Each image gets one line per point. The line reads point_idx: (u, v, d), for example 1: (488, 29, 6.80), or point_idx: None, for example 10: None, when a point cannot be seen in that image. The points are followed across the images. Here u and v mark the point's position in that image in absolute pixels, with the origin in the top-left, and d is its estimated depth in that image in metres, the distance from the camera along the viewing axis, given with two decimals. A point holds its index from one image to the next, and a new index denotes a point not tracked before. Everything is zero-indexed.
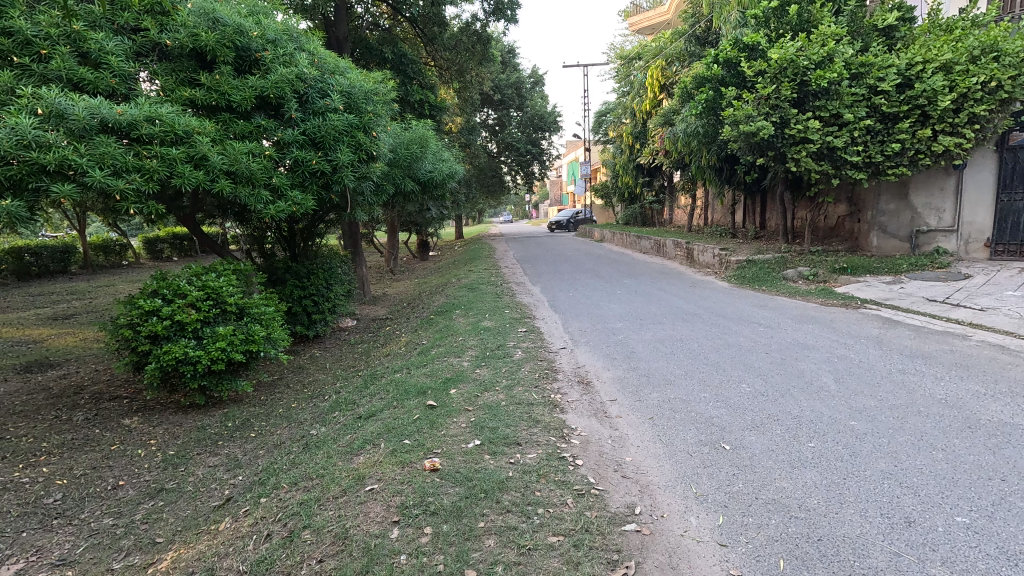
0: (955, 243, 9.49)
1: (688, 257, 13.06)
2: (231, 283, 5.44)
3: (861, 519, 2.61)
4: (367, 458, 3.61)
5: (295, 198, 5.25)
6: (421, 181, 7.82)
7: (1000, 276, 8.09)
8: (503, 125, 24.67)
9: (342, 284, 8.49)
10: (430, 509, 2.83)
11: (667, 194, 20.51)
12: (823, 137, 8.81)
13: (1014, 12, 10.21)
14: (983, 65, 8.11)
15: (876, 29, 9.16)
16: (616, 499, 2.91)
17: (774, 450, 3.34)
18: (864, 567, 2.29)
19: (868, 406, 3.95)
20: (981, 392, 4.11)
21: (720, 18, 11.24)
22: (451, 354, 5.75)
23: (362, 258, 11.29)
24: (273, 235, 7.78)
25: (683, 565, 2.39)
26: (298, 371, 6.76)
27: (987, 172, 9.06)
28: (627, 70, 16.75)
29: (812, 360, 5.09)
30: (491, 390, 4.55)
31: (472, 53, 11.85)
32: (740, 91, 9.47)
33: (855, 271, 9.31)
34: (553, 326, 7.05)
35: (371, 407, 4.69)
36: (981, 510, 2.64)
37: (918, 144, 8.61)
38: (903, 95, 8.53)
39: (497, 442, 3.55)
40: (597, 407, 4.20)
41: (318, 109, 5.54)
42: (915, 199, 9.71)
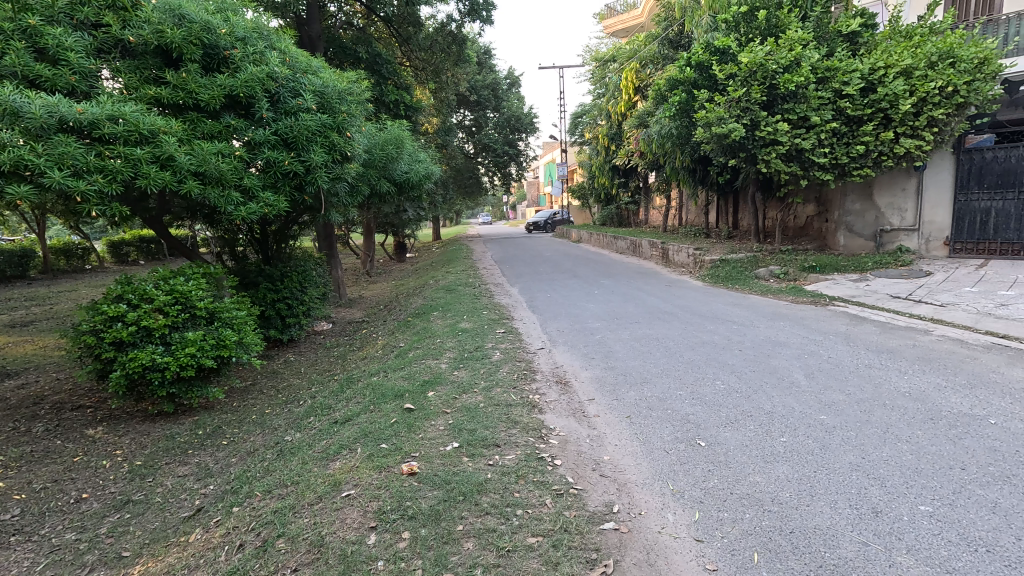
0: (917, 242, 9.84)
1: (664, 257, 13.25)
2: (201, 286, 5.28)
3: (831, 510, 2.68)
4: (343, 464, 3.55)
5: (267, 199, 5.15)
6: (396, 181, 7.76)
7: (958, 273, 8.44)
8: (479, 126, 24.65)
9: (317, 286, 8.35)
10: (408, 513, 2.80)
11: (642, 195, 20.80)
12: (791, 139, 9.07)
13: (968, 20, 10.61)
14: (941, 71, 8.44)
15: (841, 34, 9.43)
16: (594, 498, 2.92)
17: (748, 446, 3.40)
18: (835, 557, 2.35)
19: (836, 400, 4.07)
20: (943, 385, 4.27)
21: (692, 22, 11.44)
22: (429, 356, 5.71)
23: (338, 260, 11.13)
24: (245, 237, 7.61)
25: (660, 562, 2.41)
26: (272, 376, 6.62)
27: (946, 172, 9.42)
28: (602, 72, 16.90)
29: (784, 356, 5.22)
30: (470, 391, 4.54)
31: (448, 54, 11.79)
32: (712, 93, 9.66)
33: (823, 269, 9.60)
34: (531, 326, 7.08)
35: (348, 411, 4.63)
36: (943, 498, 2.73)
37: (881, 146, 8.92)
38: (867, 99, 8.82)
39: (476, 444, 3.53)
40: (575, 407, 4.23)
41: (290, 109, 5.43)
42: (879, 200, 10.08)
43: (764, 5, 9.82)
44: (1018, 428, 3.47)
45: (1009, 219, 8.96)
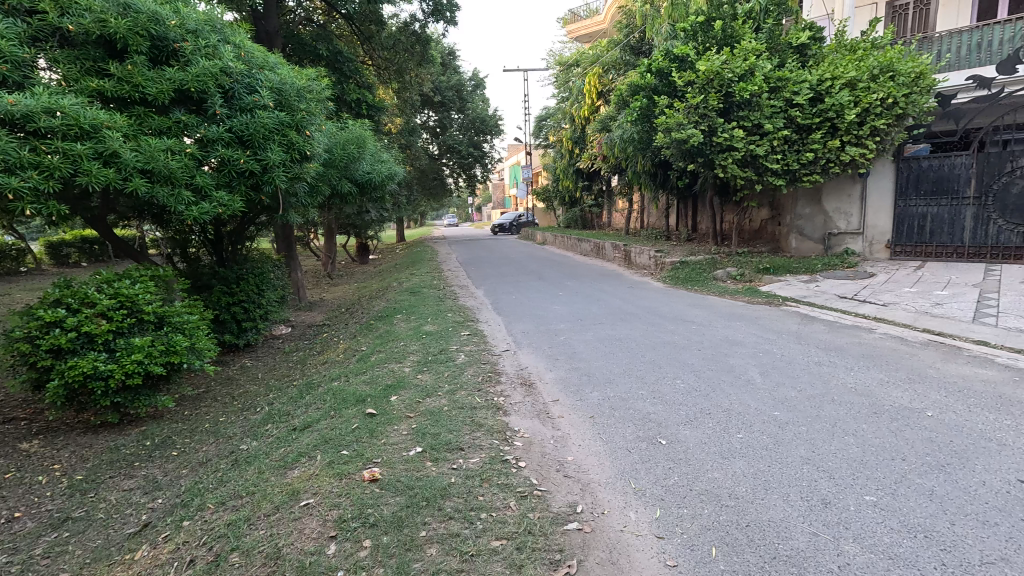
0: (861, 245, 10.40)
1: (626, 259, 13.51)
2: (149, 289, 5.02)
3: (784, 503, 2.79)
4: (302, 472, 3.44)
5: (221, 199, 4.95)
6: (358, 182, 7.62)
7: (899, 274, 8.94)
8: (444, 127, 24.52)
9: (275, 289, 8.08)
10: (369, 521, 2.74)
11: (605, 198, 21.18)
12: (746, 145, 9.41)
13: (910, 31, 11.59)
14: (882, 83, 8.94)
15: (791, 46, 9.86)
16: (558, 499, 2.94)
17: (707, 443, 3.50)
18: (788, 548, 2.44)
19: (789, 396, 4.24)
20: (885, 380, 4.51)
21: (653, 29, 11.73)
22: (392, 360, 5.62)
23: (297, 262, 10.83)
24: (197, 238, 7.28)
25: (623, 560, 2.44)
26: (227, 383, 6.36)
27: (887, 180, 9.98)
28: (565, 77, 17.13)
29: (740, 355, 5.40)
30: (433, 395, 4.48)
31: (412, 54, 11.67)
32: (672, 99, 9.91)
33: (776, 271, 9.99)
34: (496, 328, 7.08)
35: (307, 417, 4.50)
36: (886, 488, 2.88)
37: (828, 154, 9.37)
38: (815, 109, 9.26)
39: (440, 449, 3.49)
40: (539, 408, 4.24)
41: (245, 105, 5.23)
42: (827, 205, 10.62)
43: (720, 16, 10.17)
44: (952, 420, 3.70)
45: (943, 224, 9.54)
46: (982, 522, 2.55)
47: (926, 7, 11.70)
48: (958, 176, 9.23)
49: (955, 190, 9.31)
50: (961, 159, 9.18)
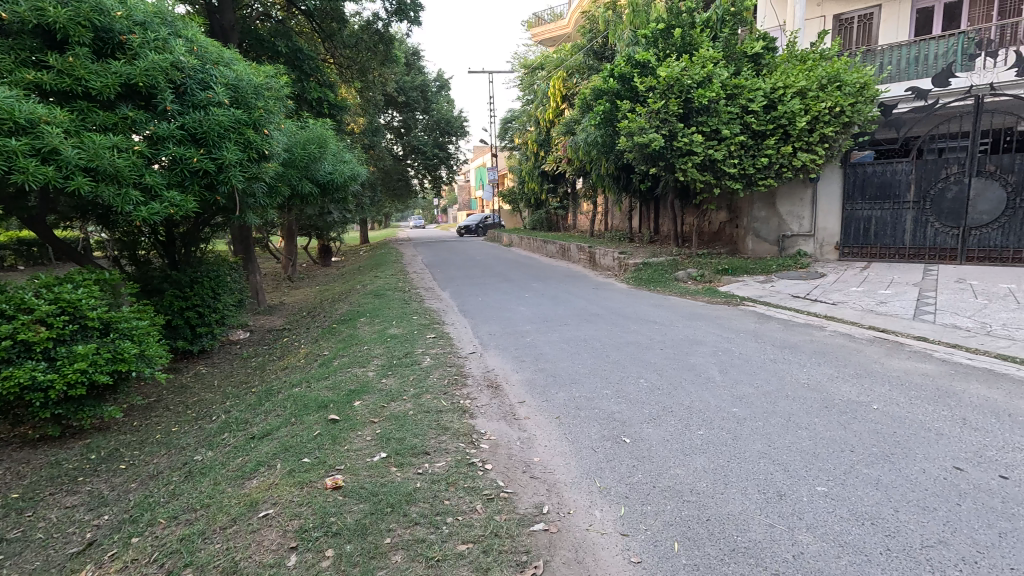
0: (813, 247, 10.86)
1: (591, 260, 13.69)
2: (93, 294, 4.73)
3: (742, 496, 2.88)
4: (261, 482, 3.33)
5: (172, 199, 4.74)
6: (319, 182, 7.44)
7: (847, 274, 9.39)
8: (408, 128, 24.30)
9: (232, 293, 7.78)
10: (332, 529, 2.67)
11: (571, 201, 21.39)
12: (705, 150, 9.71)
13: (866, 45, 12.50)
14: (830, 93, 9.38)
15: (746, 55, 10.21)
16: (525, 500, 2.95)
17: (669, 440, 3.58)
18: (746, 540, 2.52)
19: (747, 393, 4.39)
20: (835, 376, 4.73)
21: (615, 35, 11.98)
22: (355, 364, 5.50)
23: (255, 264, 10.49)
24: (147, 240, 6.95)
25: (588, 559, 2.46)
26: (179, 391, 6.08)
27: (835, 185, 10.46)
28: (530, 79, 17.24)
29: (701, 354, 5.55)
30: (398, 399, 4.42)
31: (375, 53, 11.48)
32: (634, 104, 10.12)
33: (734, 271, 10.33)
34: (462, 330, 7.04)
35: (266, 425, 4.35)
36: (836, 479, 3.02)
37: (782, 159, 9.77)
38: (769, 116, 9.63)
39: (405, 453, 3.44)
40: (506, 410, 4.24)
41: (198, 102, 5.03)
42: (781, 208, 11.04)
43: (680, 24, 10.42)
44: (895, 411, 3.92)
45: (886, 227, 10.09)
46: (923, 508, 2.71)
47: (869, 21, 12.63)
48: (900, 181, 9.79)
49: (896, 195, 9.87)
50: (902, 165, 9.73)
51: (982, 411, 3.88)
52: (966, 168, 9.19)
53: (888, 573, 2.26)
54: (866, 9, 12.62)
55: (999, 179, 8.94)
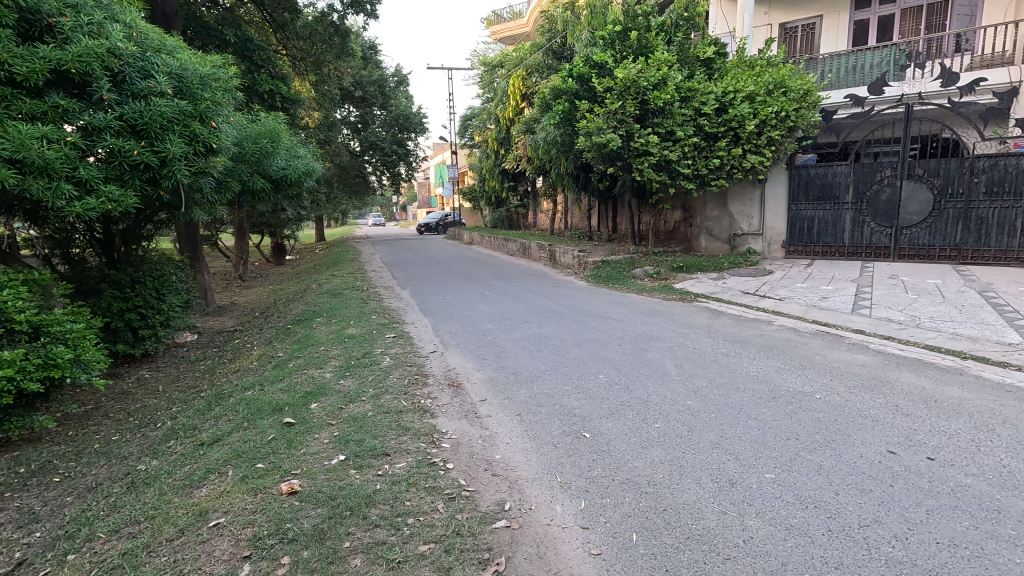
0: (761, 245, 11.34)
1: (551, 258, 13.82)
2: (22, 294, 4.38)
3: (696, 486, 2.98)
4: (211, 490, 3.19)
5: (110, 194, 4.48)
6: (272, 178, 7.18)
7: (793, 272, 9.87)
8: (366, 123, 23.85)
9: (178, 293, 7.41)
10: (288, 536, 2.59)
11: (531, 199, 21.49)
12: (661, 150, 9.97)
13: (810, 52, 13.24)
14: (776, 98, 9.82)
15: (699, 59, 10.53)
16: (486, 498, 2.95)
17: (627, 434, 3.67)
18: (700, 528, 2.62)
19: (700, 386, 4.55)
20: (782, 368, 4.96)
21: (574, 35, 12.16)
22: (311, 366, 5.36)
23: (203, 263, 10.02)
24: (83, 237, 6.52)
25: (549, 553, 2.49)
26: (121, 397, 5.74)
27: (781, 186, 10.95)
28: (490, 77, 17.25)
29: (657, 349, 5.70)
30: (357, 400, 4.33)
31: (330, 45, 11.16)
32: (592, 104, 10.29)
33: (688, 269, 10.67)
34: (422, 329, 6.96)
35: (216, 431, 4.16)
36: (783, 465, 3.18)
37: (733, 160, 10.15)
38: (720, 118, 9.98)
39: (364, 455, 3.37)
40: (467, 408, 4.23)
41: (139, 91, 4.74)
42: (732, 208, 11.47)
43: (635, 27, 10.65)
44: (835, 400, 4.16)
45: (828, 226, 10.66)
46: (859, 490, 2.89)
47: (811, 30, 13.34)
48: (839, 183, 10.35)
49: (837, 196, 10.44)
50: (841, 168, 10.29)
51: (912, 398, 4.17)
52: (898, 171, 9.82)
53: (830, 552, 2.40)
54: (808, 19, 13.37)
55: (926, 182, 9.60)
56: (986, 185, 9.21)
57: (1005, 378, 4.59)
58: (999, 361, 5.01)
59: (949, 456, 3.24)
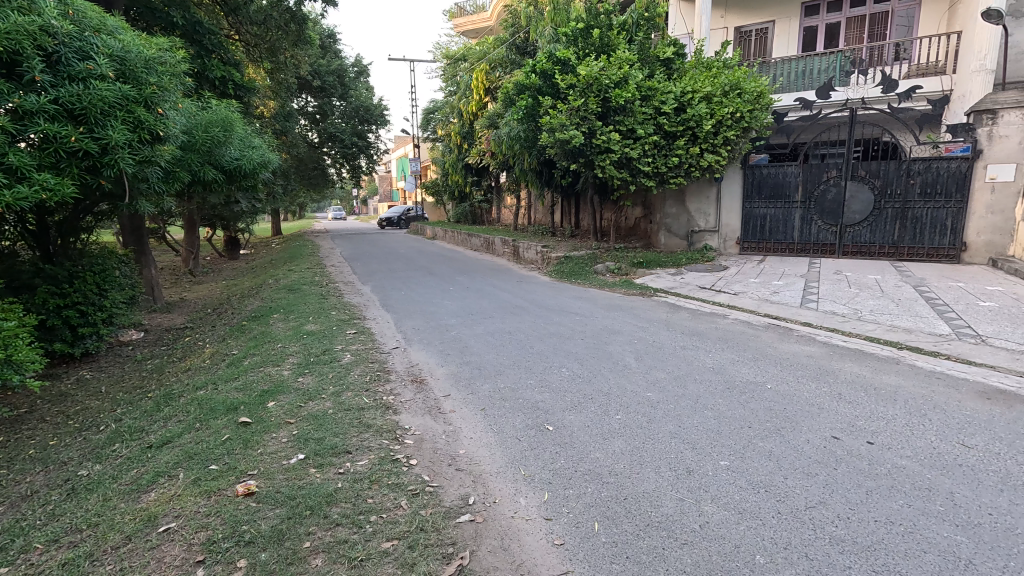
0: (717, 242, 11.71)
1: (515, 254, 13.85)
2: None
3: (655, 475, 3.07)
4: (160, 494, 3.05)
5: (46, 182, 4.15)
6: (225, 168, 6.90)
7: (747, 267, 10.26)
8: (324, 114, 23.10)
9: (122, 289, 7.01)
10: (244, 538, 2.51)
11: (495, 194, 21.46)
12: (622, 148, 10.14)
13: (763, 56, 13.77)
14: (732, 99, 10.15)
15: (659, 59, 10.73)
16: (450, 493, 2.95)
17: (589, 426, 3.73)
18: (659, 515, 2.70)
19: (660, 378, 4.68)
20: (737, 360, 5.17)
21: (537, 31, 12.23)
22: (268, 363, 5.20)
23: (149, 257, 9.52)
24: (13, 229, 6.08)
25: (513, 545, 2.52)
26: (58, 400, 5.40)
27: (736, 185, 11.33)
28: (453, 70, 17.10)
29: (618, 343, 5.82)
30: (317, 399, 4.22)
31: (286, 32, 10.78)
32: (555, 101, 10.36)
33: (648, 265, 10.92)
34: (385, 325, 6.85)
35: (165, 432, 3.98)
36: (736, 452, 3.32)
37: (690, 159, 10.43)
38: (679, 118, 10.21)
39: (325, 454, 3.30)
40: (431, 404, 4.20)
41: (76, 73, 4.44)
42: (690, 205, 11.80)
43: (598, 25, 10.75)
44: (785, 390, 4.36)
45: (779, 224, 11.12)
46: (806, 474, 3.05)
47: (764, 35, 13.86)
48: (790, 183, 10.80)
49: (787, 195, 10.90)
50: (791, 169, 10.75)
51: (854, 386, 4.42)
52: (842, 172, 10.32)
53: (779, 533, 2.52)
54: (761, 24, 13.89)
55: (868, 183, 10.14)
56: (921, 186, 9.81)
57: (937, 367, 4.92)
58: (931, 351, 5.38)
59: (887, 439, 3.46)
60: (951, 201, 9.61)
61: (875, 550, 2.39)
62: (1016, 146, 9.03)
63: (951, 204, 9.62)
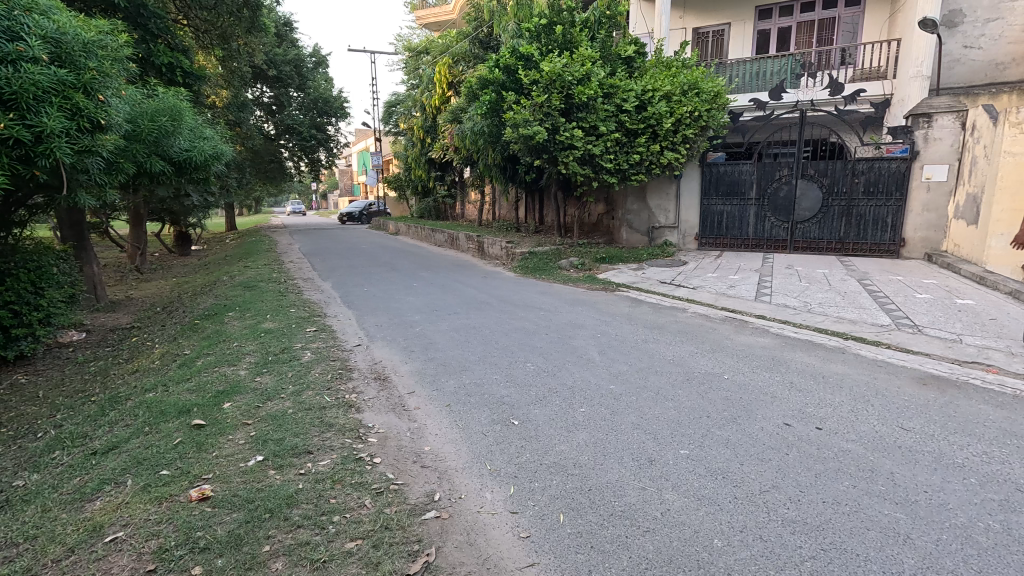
0: (677, 237, 12.00)
1: (479, 250, 13.78)
2: None
3: (618, 465, 3.14)
4: (106, 503, 2.89)
5: None
6: (173, 160, 6.57)
7: (705, 262, 10.57)
8: (281, 105, 22.36)
9: (61, 287, 6.57)
10: (199, 545, 2.42)
11: (458, 189, 21.30)
12: (585, 145, 10.25)
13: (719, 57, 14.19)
14: (690, 99, 10.41)
15: (621, 57, 10.87)
16: (415, 490, 2.92)
17: (554, 419, 3.77)
18: (623, 504, 2.76)
19: (623, 371, 4.77)
20: (696, 351, 5.33)
21: (500, 26, 12.21)
22: (223, 363, 5.00)
23: (91, 254, 8.98)
24: None
25: (479, 540, 2.52)
26: None
27: (694, 182, 11.63)
28: (415, 63, 16.86)
29: (582, 337, 5.91)
30: (276, 398, 4.10)
31: (238, 19, 10.35)
32: (519, 96, 10.36)
33: (611, 260, 11.09)
34: (347, 322, 6.70)
35: (111, 438, 3.77)
36: (695, 441, 3.43)
37: (651, 156, 10.64)
38: (640, 116, 10.39)
39: (284, 455, 3.21)
40: (395, 401, 4.15)
41: (5, 55, 4.11)
42: (650, 202, 12.03)
43: (561, 21, 10.80)
44: (740, 379, 4.54)
45: (735, 220, 11.50)
46: (761, 460, 3.18)
47: (721, 37, 14.28)
48: (745, 181, 11.18)
49: (742, 193, 11.27)
50: (746, 167, 11.11)
51: (805, 375, 4.65)
52: (793, 171, 10.76)
53: (735, 518, 2.62)
54: (718, 26, 14.30)
55: (817, 181, 10.62)
56: (864, 185, 10.36)
57: (879, 355, 5.23)
58: (874, 340, 5.70)
59: (834, 425, 3.65)
60: (891, 199, 10.18)
61: (823, 530, 2.52)
62: (949, 148, 9.64)
63: (891, 202, 10.19)
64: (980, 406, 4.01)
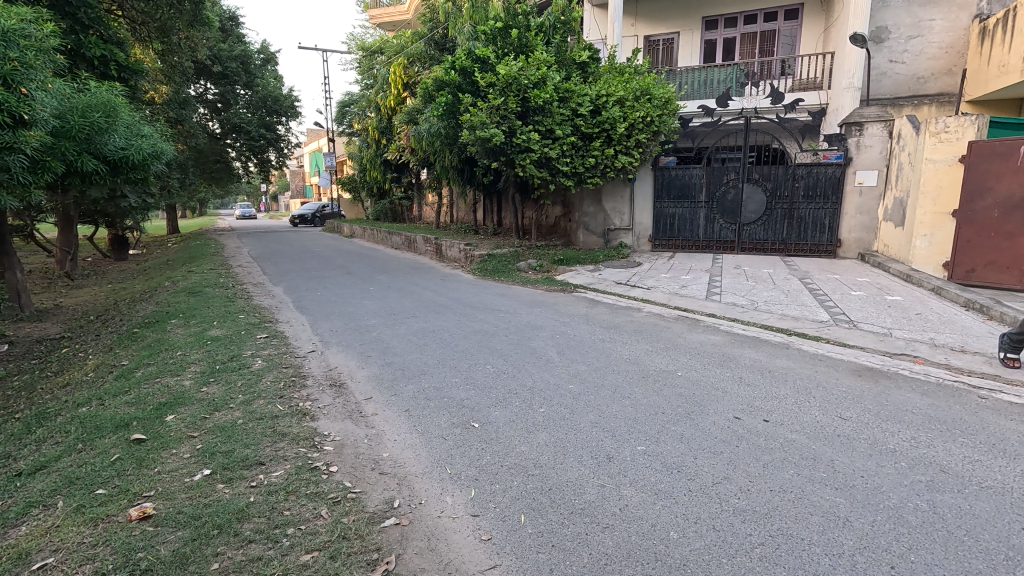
0: (632, 239, 12.28)
1: (437, 252, 13.62)
2: None
3: (578, 463, 3.19)
4: (32, 528, 2.67)
5: None
6: (108, 159, 6.19)
7: (658, 263, 10.88)
8: (227, 103, 21.49)
9: None
10: (140, 567, 2.28)
11: (416, 191, 21.03)
12: (542, 148, 10.34)
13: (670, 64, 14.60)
14: (643, 104, 10.67)
15: (575, 62, 11.03)
16: (374, 497, 2.86)
17: (514, 420, 3.78)
18: (583, 502, 2.79)
19: (581, 370, 4.84)
20: (651, 350, 5.49)
21: (455, 27, 12.20)
22: (165, 374, 4.73)
23: (14, 259, 8.31)
24: None
25: (440, 545, 2.49)
26: None
27: (648, 185, 11.94)
28: (369, 62, 16.59)
29: (541, 338, 5.95)
30: (224, 408, 3.92)
31: (179, 11, 9.86)
32: (475, 98, 10.36)
33: (568, 262, 11.24)
34: (299, 328, 6.48)
35: (40, 457, 3.49)
36: (652, 437, 3.51)
37: (606, 160, 10.87)
38: (595, 120, 10.58)
39: (233, 467, 3.07)
40: (351, 408, 4.04)
41: None
42: (606, 204, 12.26)
43: (516, 25, 10.87)
44: (693, 375, 4.70)
45: (686, 223, 11.89)
46: (713, 453, 3.30)
47: (670, 45, 14.73)
48: (695, 184, 11.58)
49: (693, 195, 11.67)
50: (696, 171, 11.50)
51: (752, 370, 4.87)
52: (740, 175, 11.25)
53: (690, 510, 2.71)
54: (668, 34, 14.74)
55: (762, 185, 11.13)
56: (804, 189, 10.94)
57: (820, 350, 5.53)
58: (815, 335, 6.03)
59: (779, 417, 3.83)
60: (828, 203, 10.81)
61: (772, 517, 2.64)
62: (878, 155, 10.32)
63: (829, 205, 10.82)
64: (908, 394, 4.32)
